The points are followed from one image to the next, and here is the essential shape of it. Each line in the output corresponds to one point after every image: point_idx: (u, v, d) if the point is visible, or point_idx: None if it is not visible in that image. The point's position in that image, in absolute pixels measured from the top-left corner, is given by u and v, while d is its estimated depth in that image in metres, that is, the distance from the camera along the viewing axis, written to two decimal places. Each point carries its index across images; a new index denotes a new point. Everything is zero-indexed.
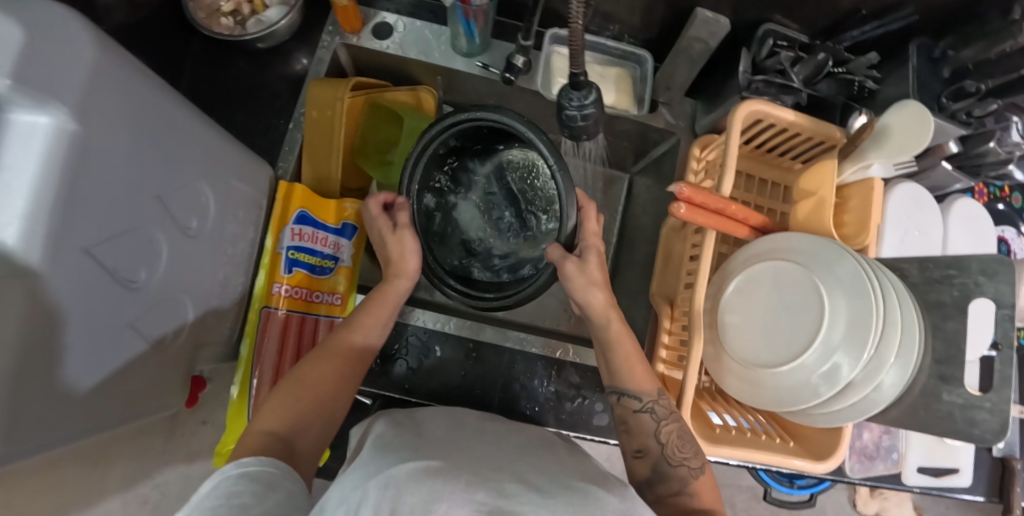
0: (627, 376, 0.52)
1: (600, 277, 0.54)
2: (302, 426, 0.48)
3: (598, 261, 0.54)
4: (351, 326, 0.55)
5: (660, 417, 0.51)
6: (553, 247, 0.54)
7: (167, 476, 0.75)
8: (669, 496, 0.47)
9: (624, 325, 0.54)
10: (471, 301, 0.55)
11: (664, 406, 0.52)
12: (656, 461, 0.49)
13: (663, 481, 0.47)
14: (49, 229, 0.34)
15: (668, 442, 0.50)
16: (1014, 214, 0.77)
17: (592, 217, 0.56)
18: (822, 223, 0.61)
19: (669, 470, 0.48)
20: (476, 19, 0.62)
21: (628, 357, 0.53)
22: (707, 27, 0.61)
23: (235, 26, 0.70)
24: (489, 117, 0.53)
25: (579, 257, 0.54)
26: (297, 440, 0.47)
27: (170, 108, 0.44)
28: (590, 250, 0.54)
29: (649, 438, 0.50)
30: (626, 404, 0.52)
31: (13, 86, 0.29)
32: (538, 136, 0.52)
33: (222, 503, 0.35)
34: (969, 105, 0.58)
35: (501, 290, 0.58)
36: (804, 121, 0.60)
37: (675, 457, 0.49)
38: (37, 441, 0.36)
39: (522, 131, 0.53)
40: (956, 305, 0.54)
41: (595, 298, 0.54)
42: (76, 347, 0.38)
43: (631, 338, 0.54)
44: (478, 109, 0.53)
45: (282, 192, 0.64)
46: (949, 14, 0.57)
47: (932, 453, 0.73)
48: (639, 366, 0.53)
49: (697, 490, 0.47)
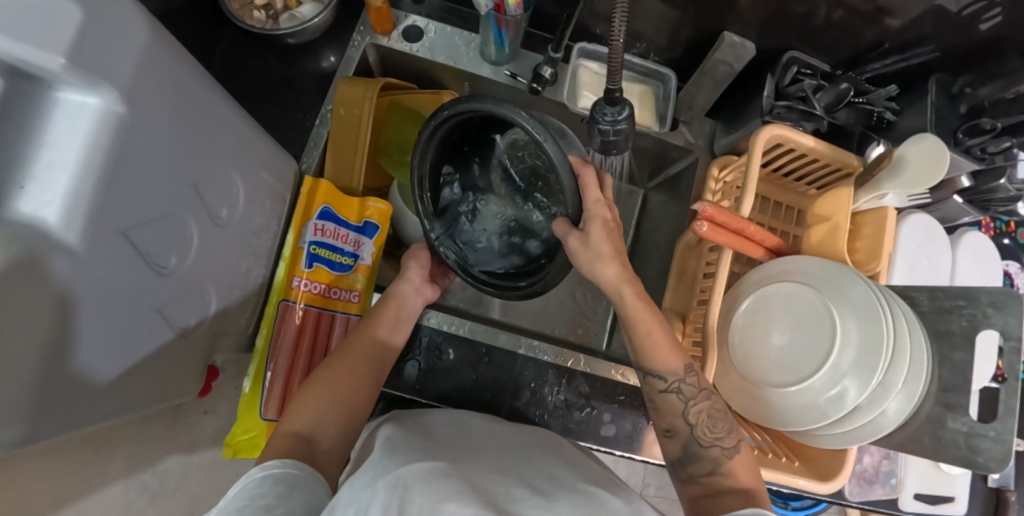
0: (650, 354, 0.53)
1: (608, 249, 0.50)
2: (321, 425, 0.51)
3: (605, 231, 0.50)
4: (374, 321, 0.61)
5: (688, 397, 0.52)
6: (558, 222, 0.50)
7: (168, 463, 0.74)
8: (703, 475, 0.49)
9: (643, 301, 0.53)
10: (502, 293, 0.54)
11: (690, 385, 0.52)
12: (685, 442, 0.51)
13: (695, 461, 0.50)
14: (90, 210, 0.33)
15: (697, 423, 0.51)
16: (1019, 249, 0.80)
17: (591, 183, 0.51)
18: (836, 249, 0.62)
19: (699, 450, 0.50)
20: (508, 29, 0.63)
21: (650, 335, 0.53)
22: (733, 51, 0.63)
23: (267, 20, 0.72)
24: (462, 108, 0.46)
25: (584, 229, 0.50)
26: (316, 436, 0.50)
27: (203, 91, 0.44)
28: (594, 220, 0.50)
29: (677, 419, 0.52)
30: (652, 383, 0.53)
31: (67, 65, 0.28)
32: (519, 113, 0.44)
33: (247, 505, 0.38)
34: (984, 141, 0.60)
35: (535, 272, 0.55)
36: (824, 148, 0.61)
37: (706, 438, 0.50)
38: (64, 421, 0.35)
39: (505, 115, 0.44)
40: (964, 336, 0.55)
41: (607, 271, 0.52)
42: (105, 330, 0.38)
43: (653, 313, 0.53)
44: (452, 105, 0.46)
45: (307, 187, 0.65)
46: (969, 53, 0.59)
47: (929, 479, 0.74)
48: (664, 339, 0.53)
49: (733, 470, 0.48)
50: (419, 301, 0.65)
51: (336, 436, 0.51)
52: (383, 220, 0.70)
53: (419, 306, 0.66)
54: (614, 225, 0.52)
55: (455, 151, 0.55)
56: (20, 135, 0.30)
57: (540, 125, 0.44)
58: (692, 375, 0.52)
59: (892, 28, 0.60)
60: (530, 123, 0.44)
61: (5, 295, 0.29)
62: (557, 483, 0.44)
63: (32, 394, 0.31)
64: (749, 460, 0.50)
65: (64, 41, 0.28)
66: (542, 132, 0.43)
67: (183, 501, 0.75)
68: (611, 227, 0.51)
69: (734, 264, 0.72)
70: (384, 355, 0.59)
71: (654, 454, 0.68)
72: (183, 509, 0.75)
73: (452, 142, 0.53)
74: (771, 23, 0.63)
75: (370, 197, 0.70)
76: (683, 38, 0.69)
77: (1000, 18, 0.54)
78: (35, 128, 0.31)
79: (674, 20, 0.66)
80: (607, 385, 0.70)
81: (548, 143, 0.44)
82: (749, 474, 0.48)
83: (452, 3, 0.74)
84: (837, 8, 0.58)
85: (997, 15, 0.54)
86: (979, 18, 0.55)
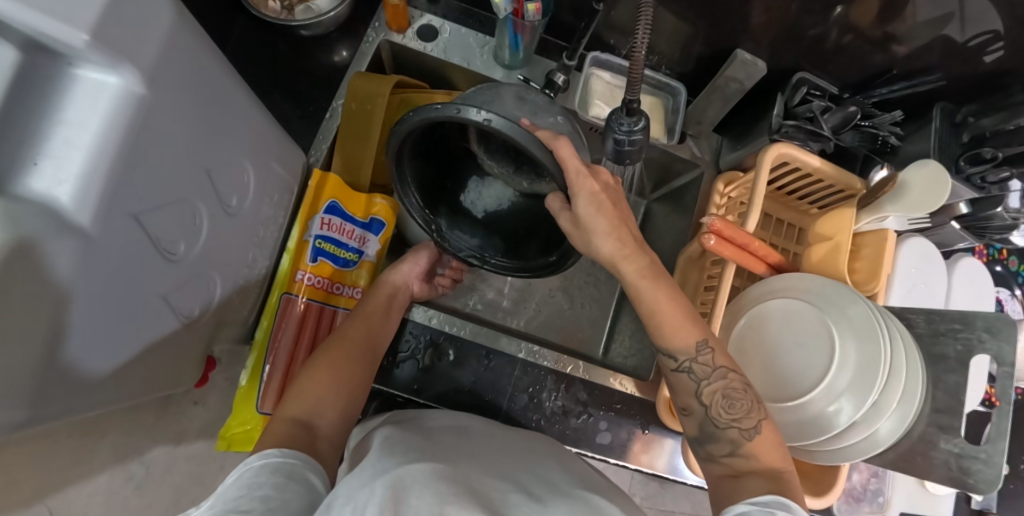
0: (660, 335, 0.50)
1: (604, 227, 0.46)
2: (321, 407, 0.52)
3: (595, 204, 0.45)
4: (359, 323, 0.61)
5: (700, 377, 0.49)
6: (552, 197, 0.49)
7: (154, 454, 0.73)
8: (723, 455, 0.49)
9: (646, 275, 0.49)
10: (530, 274, 0.56)
11: (703, 366, 0.49)
12: (701, 421, 0.50)
13: (714, 441, 0.49)
14: (104, 193, 0.33)
15: (713, 404, 0.49)
16: (1010, 277, 0.82)
17: (569, 155, 0.44)
18: (837, 268, 0.63)
19: (715, 431, 0.49)
20: (524, 34, 0.63)
21: (653, 314, 0.50)
22: (745, 68, 0.64)
23: (282, 11, 0.71)
24: (406, 130, 0.45)
25: (572, 205, 0.46)
26: (316, 420, 0.50)
27: (222, 79, 0.43)
28: (581, 194, 0.45)
29: (693, 399, 0.50)
30: (663, 362, 0.51)
31: (89, 42, 0.27)
32: (460, 113, 0.41)
33: (243, 495, 0.37)
34: (985, 170, 0.63)
35: (557, 244, 0.55)
36: (828, 168, 0.62)
37: (721, 419, 0.48)
38: (63, 406, 0.35)
39: (451, 118, 0.42)
40: (958, 360, 0.55)
41: (603, 248, 0.48)
42: (104, 318, 0.36)
43: (658, 285, 0.49)
44: (395, 130, 0.45)
45: (316, 181, 0.65)
46: (973, 83, 0.62)
47: (912, 499, 0.76)
48: (674, 314, 0.49)
49: (754, 452, 0.47)
50: (411, 292, 0.69)
51: (336, 418, 0.52)
52: (389, 217, 0.70)
53: (405, 296, 0.67)
54: (606, 196, 0.46)
55: (434, 155, 0.54)
56: (35, 114, 0.29)
57: (490, 112, 0.41)
58: (705, 353, 0.49)
59: (899, 55, 0.61)
60: (479, 115, 0.41)
61: (2, 282, 0.27)
62: (551, 487, 0.44)
63: (32, 383, 0.31)
64: (772, 437, 0.48)
65: (91, 18, 0.27)
66: (491, 121, 0.40)
67: (167, 491, 0.74)
68: (603, 199, 0.46)
69: (735, 278, 0.74)
70: (373, 346, 0.60)
71: (643, 463, 0.69)
72: (166, 501, 0.74)
73: (421, 153, 0.52)
74: (783, 45, 0.64)
75: (377, 194, 0.70)
76: (695, 53, 0.70)
77: (1005, 51, 0.56)
78: (51, 106, 0.30)
79: (686, 35, 0.67)
80: (605, 393, 0.70)
81: (501, 132, 0.41)
82: (771, 453, 0.47)
83: (468, 4, 0.74)
84: (848, 33, 0.60)
85: (1001, 48, 0.56)
86: (985, 49, 0.57)
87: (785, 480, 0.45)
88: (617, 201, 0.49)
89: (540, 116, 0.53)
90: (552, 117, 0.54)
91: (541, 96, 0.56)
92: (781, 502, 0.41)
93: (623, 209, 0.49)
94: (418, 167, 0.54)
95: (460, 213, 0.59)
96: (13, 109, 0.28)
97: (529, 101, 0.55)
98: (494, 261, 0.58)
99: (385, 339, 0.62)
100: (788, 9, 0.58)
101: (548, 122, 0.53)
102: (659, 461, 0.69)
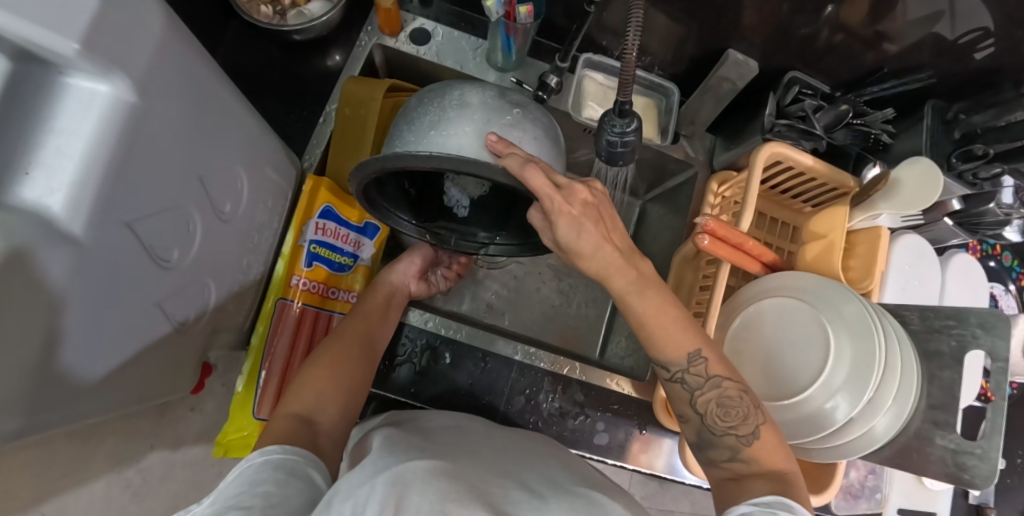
0: (654, 347, 0.50)
1: (586, 251, 0.47)
2: (322, 403, 0.52)
3: (575, 227, 0.45)
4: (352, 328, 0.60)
5: (694, 387, 0.49)
6: (532, 213, 0.48)
7: (150, 461, 0.73)
8: (724, 461, 0.49)
9: (636, 288, 0.48)
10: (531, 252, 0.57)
11: (697, 375, 0.49)
12: (699, 428, 0.50)
13: (712, 447, 0.49)
14: (96, 200, 0.32)
15: (708, 412, 0.49)
16: (1003, 272, 0.83)
17: (541, 186, 0.43)
18: (831, 267, 0.63)
19: (713, 438, 0.49)
20: (516, 36, 0.64)
21: (642, 326, 0.49)
22: (737, 69, 0.64)
23: (274, 16, 0.72)
24: (363, 179, 0.47)
25: (549, 220, 0.46)
26: (317, 415, 0.50)
27: (214, 86, 0.43)
28: (561, 217, 0.45)
29: (688, 408, 0.50)
30: (658, 372, 0.51)
31: (81, 51, 0.28)
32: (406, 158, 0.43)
33: (244, 491, 0.37)
34: (976, 166, 0.62)
35: None
36: (821, 167, 0.63)
37: (718, 426, 0.49)
38: (60, 410, 0.35)
39: (403, 163, 0.44)
40: (953, 356, 0.55)
41: (591, 264, 0.48)
42: (98, 324, 0.36)
43: (648, 297, 0.48)
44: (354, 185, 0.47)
45: (310, 185, 0.65)
46: (963, 80, 0.62)
47: (909, 494, 0.76)
48: (663, 324, 0.49)
49: (754, 456, 0.47)
50: (410, 288, 0.69)
51: (337, 414, 0.52)
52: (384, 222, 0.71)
53: (405, 300, 0.68)
54: (588, 214, 0.46)
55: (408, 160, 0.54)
56: (27, 123, 0.29)
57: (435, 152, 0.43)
58: (697, 363, 0.49)
59: (890, 53, 0.62)
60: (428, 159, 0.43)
61: None
62: (549, 484, 0.44)
63: (27, 387, 0.31)
64: (771, 440, 0.48)
65: (82, 26, 0.27)
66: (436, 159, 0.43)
67: (165, 499, 0.74)
68: (584, 222, 0.46)
69: (730, 278, 0.74)
70: (370, 349, 0.60)
71: (642, 463, 0.69)
72: (164, 508, 0.73)
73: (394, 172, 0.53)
74: (775, 44, 0.64)
75: None
76: (688, 54, 0.71)
77: (994, 48, 0.57)
78: (42, 115, 0.30)
79: (679, 35, 0.67)
80: (603, 394, 0.70)
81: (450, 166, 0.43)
82: (772, 457, 0.47)
83: (460, 8, 0.74)
84: (839, 31, 0.60)
85: (991, 45, 0.57)
86: (976, 46, 0.57)
87: (790, 482, 0.45)
88: (607, 213, 0.48)
89: (491, 122, 0.48)
90: (506, 114, 0.50)
91: (489, 88, 0.51)
92: (783, 502, 0.41)
93: (613, 221, 0.49)
94: (399, 181, 0.54)
95: (449, 210, 0.60)
96: (9, 115, 0.28)
97: (475, 105, 0.49)
98: (494, 246, 0.60)
99: (385, 339, 0.62)
100: (779, 9, 0.59)
101: (501, 128, 0.48)
102: (657, 461, 0.69)
